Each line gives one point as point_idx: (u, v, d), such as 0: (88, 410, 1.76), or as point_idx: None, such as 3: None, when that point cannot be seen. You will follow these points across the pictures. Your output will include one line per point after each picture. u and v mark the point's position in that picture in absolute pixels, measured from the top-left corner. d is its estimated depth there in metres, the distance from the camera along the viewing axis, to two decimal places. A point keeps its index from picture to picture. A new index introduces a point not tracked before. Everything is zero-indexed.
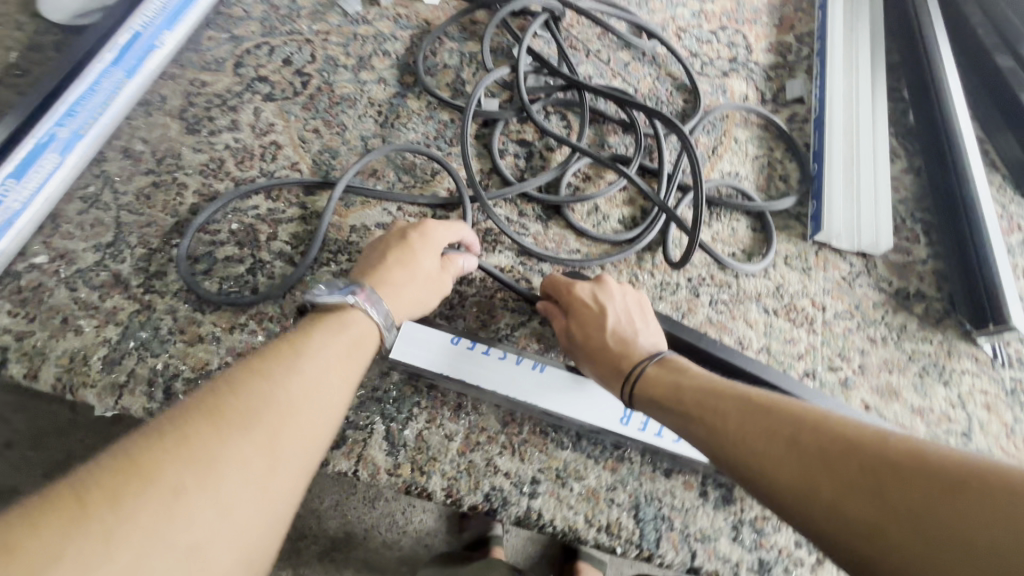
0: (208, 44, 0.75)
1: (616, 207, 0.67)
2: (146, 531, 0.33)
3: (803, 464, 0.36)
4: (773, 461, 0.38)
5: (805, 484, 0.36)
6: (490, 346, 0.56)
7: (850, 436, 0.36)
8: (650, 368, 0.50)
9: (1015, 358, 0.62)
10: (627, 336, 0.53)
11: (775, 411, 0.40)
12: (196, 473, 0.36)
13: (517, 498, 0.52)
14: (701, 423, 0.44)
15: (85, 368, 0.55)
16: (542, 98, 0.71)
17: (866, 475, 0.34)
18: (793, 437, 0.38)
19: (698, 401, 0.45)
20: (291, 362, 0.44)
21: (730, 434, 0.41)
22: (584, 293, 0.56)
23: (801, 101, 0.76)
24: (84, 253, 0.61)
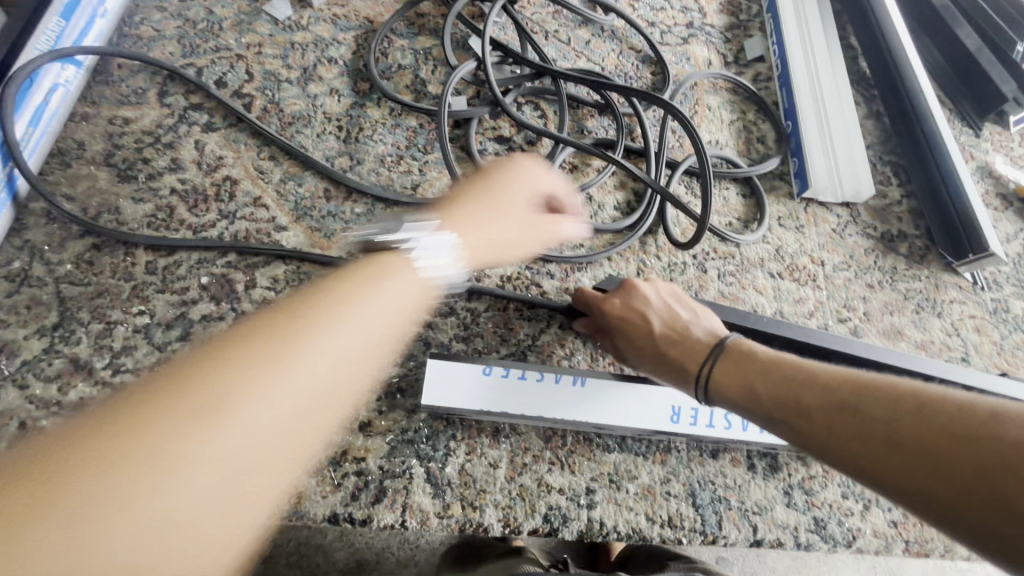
0: (119, 74, 0.65)
1: (610, 193, 0.66)
2: (195, 423, 0.41)
3: (908, 465, 0.36)
4: (876, 461, 0.38)
5: (909, 480, 0.36)
6: (524, 370, 0.53)
7: (954, 425, 0.35)
8: (718, 365, 0.48)
9: (992, 280, 0.67)
10: (681, 330, 0.52)
11: (867, 404, 0.40)
12: (206, 410, 0.41)
13: (576, 513, 0.51)
14: (787, 423, 0.43)
15: None
16: (514, 90, 0.67)
17: (979, 473, 0.33)
18: (894, 434, 0.37)
19: (777, 400, 0.44)
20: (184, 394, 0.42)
21: (818, 431, 0.41)
22: (618, 306, 0.54)
23: (761, 60, 0.77)
24: (27, 341, 0.52)
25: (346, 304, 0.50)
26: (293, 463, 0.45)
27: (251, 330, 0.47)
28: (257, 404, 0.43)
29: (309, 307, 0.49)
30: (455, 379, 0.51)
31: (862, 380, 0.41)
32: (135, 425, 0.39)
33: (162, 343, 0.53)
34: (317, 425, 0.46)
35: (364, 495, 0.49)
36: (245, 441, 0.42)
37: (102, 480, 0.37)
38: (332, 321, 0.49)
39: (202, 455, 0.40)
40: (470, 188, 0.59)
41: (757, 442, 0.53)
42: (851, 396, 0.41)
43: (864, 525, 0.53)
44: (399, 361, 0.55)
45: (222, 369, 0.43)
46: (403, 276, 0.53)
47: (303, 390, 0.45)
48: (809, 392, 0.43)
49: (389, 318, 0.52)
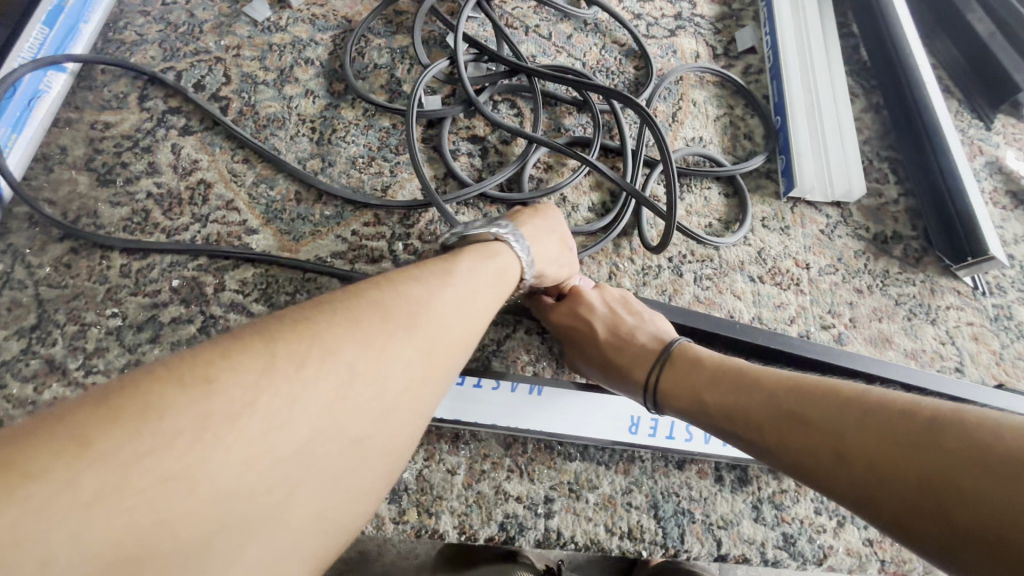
0: (102, 79, 0.66)
1: (584, 194, 0.64)
2: (350, 351, 0.33)
3: (852, 473, 0.39)
4: (825, 470, 0.40)
5: (862, 490, 0.38)
6: (481, 378, 0.52)
7: (895, 433, 0.38)
8: (664, 374, 0.50)
9: (995, 284, 0.63)
10: (625, 334, 0.52)
11: (811, 414, 0.42)
12: (333, 355, 0.32)
13: (533, 522, 0.50)
14: (738, 433, 0.47)
15: None
16: (488, 88, 0.65)
17: (920, 482, 0.35)
18: (838, 446, 0.40)
19: (728, 412, 0.47)
20: (344, 335, 0.33)
21: (770, 442, 0.44)
22: (564, 316, 0.54)
23: (753, 51, 0.74)
24: (7, 342, 0.54)
25: (440, 280, 0.40)
26: (368, 462, 0.33)
27: (374, 284, 0.37)
28: (340, 369, 0.32)
29: (398, 287, 0.37)
30: None
31: (807, 389, 0.44)
32: (196, 380, 0.28)
33: (133, 345, 0.54)
34: (393, 427, 0.34)
35: None
36: (325, 409, 0.31)
37: (176, 415, 0.27)
38: (433, 289, 0.39)
39: (272, 416, 0.29)
40: (525, 214, 0.53)
41: (722, 456, 0.52)
42: (798, 407, 0.43)
43: (836, 542, 0.51)
44: None
45: (305, 334, 0.31)
46: (480, 268, 0.44)
47: (385, 377, 0.34)
48: (756, 402, 0.46)
49: (467, 306, 0.40)
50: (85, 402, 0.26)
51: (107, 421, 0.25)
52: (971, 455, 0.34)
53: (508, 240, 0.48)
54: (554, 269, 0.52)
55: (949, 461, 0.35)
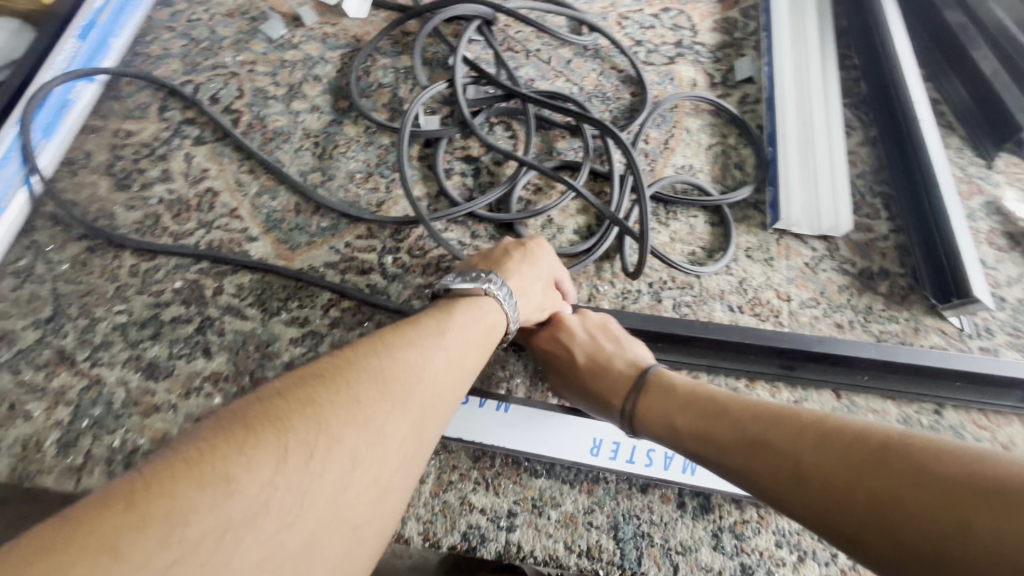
0: (128, 90, 0.71)
1: (571, 217, 0.66)
2: (355, 435, 0.35)
3: (810, 494, 0.41)
4: (788, 491, 0.42)
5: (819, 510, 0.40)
6: None
7: (852, 455, 0.40)
8: (640, 399, 0.53)
9: (983, 326, 0.62)
10: (602, 358, 0.56)
11: (773, 436, 0.45)
12: (336, 440, 0.34)
13: (495, 534, 0.52)
14: (704, 455, 0.48)
15: (40, 454, 0.54)
16: (484, 110, 0.68)
17: (875, 505, 0.37)
18: (797, 466, 0.42)
19: (698, 434, 0.49)
20: (349, 419, 0.35)
21: (735, 464, 0.46)
22: (547, 342, 0.58)
23: (751, 81, 0.74)
24: (24, 332, 0.58)
25: (432, 345, 0.42)
26: (372, 537, 0.35)
27: (371, 355, 0.39)
28: (345, 456, 0.34)
29: (396, 358, 0.40)
30: None
31: (773, 416, 0.46)
32: (217, 480, 0.29)
33: (135, 341, 0.58)
34: (391, 503, 0.36)
35: None
36: (331, 495, 0.33)
37: (198, 519, 0.28)
38: (424, 356, 0.41)
39: (285, 511, 0.31)
40: (511, 259, 0.55)
41: (681, 483, 0.53)
42: (762, 428, 0.45)
43: None
44: None
45: (317, 422, 0.33)
46: (467, 327, 0.47)
47: (384, 455, 0.36)
48: (723, 426, 0.48)
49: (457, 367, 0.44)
50: (107, 502, 0.27)
51: (133, 529, 0.26)
52: (918, 475, 0.36)
53: (495, 296, 0.51)
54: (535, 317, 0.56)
55: (897, 480, 0.37)
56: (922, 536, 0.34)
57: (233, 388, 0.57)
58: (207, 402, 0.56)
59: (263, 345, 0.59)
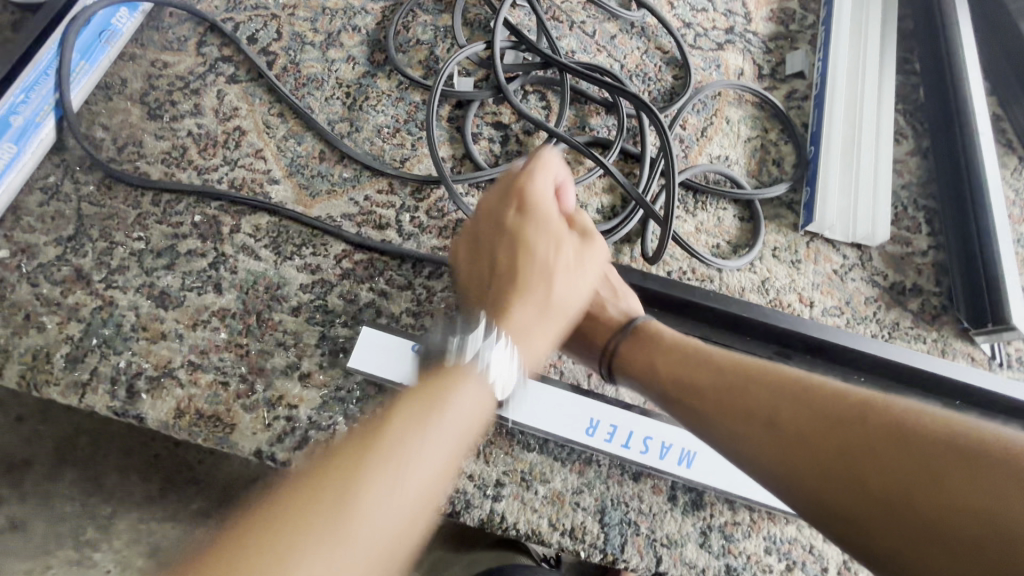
0: (169, 21, 0.71)
1: (595, 195, 0.64)
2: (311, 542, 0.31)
3: (786, 444, 0.41)
4: (760, 441, 0.43)
5: (790, 465, 0.41)
6: None
7: (832, 409, 0.41)
8: (623, 343, 0.53)
9: (1015, 358, 0.59)
10: (596, 307, 0.55)
11: (753, 387, 0.45)
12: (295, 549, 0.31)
13: (480, 501, 0.52)
14: (679, 402, 0.48)
15: (49, 366, 0.55)
16: (519, 78, 0.66)
17: (849, 466, 0.38)
18: (772, 417, 0.43)
19: (673, 378, 0.49)
20: (305, 531, 0.32)
21: (709, 412, 0.46)
22: None
23: (801, 75, 0.71)
24: (45, 247, 0.60)
25: (411, 432, 0.37)
26: None
27: (348, 454, 0.35)
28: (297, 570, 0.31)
29: (398, 416, 0.37)
30: (386, 352, 0.55)
31: (754, 371, 0.46)
32: None
33: (150, 269, 0.59)
34: None
35: (289, 438, 0.53)
36: None
37: None
38: (400, 447, 0.36)
39: None
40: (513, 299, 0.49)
41: (675, 475, 0.51)
42: (743, 378, 0.46)
43: None
44: (349, 324, 0.57)
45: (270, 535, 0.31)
46: (458, 396, 0.40)
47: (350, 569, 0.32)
48: (706, 376, 0.48)
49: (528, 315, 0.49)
50: None
51: None
52: (897, 437, 0.38)
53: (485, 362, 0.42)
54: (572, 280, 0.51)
55: (874, 444, 0.38)
56: (890, 504, 0.36)
57: (239, 325, 0.57)
58: (213, 336, 0.57)
59: (273, 287, 0.59)
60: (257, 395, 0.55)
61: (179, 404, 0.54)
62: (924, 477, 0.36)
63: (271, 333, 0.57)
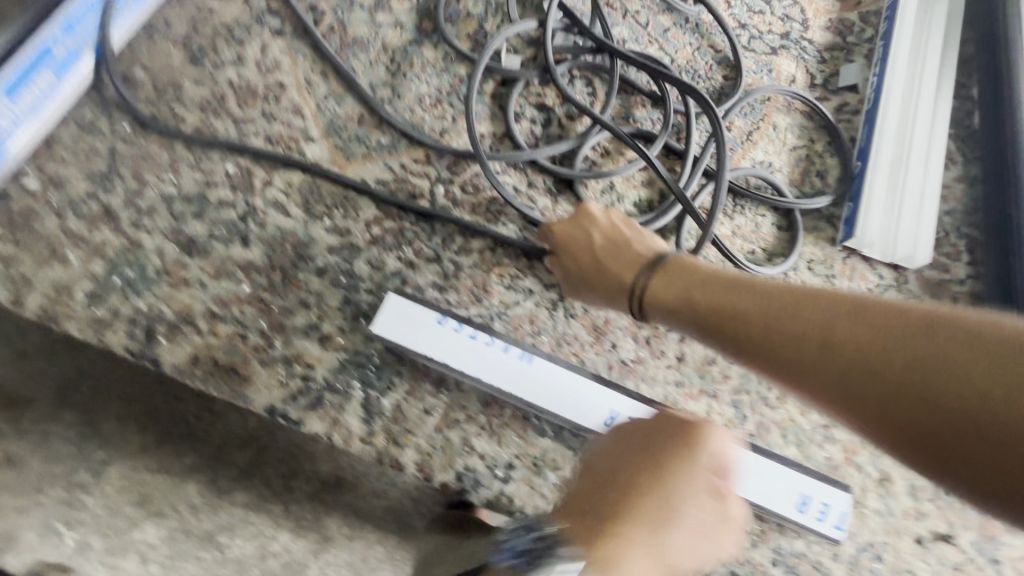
0: None
1: (633, 188, 0.63)
2: None
3: (838, 367, 0.38)
4: (812, 365, 0.39)
5: (843, 384, 0.38)
6: (478, 331, 0.53)
7: (889, 324, 0.37)
8: (653, 279, 0.51)
9: None
10: (619, 240, 0.55)
11: (799, 308, 0.41)
12: None
13: (489, 481, 0.51)
14: (721, 332, 0.45)
15: (70, 300, 0.55)
16: (568, 61, 0.65)
17: (915, 379, 0.35)
18: (824, 336, 0.39)
19: (713, 309, 0.46)
20: None
21: (752, 341, 0.43)
22: (569, 228, 0.56)
23: (854, 89, 0.69)
24: (76, 181, 0.59)
25: None
26: None
27: None
28: None
29: None
30: (410, 323, 0.53)
31: (804, 294, 0.42)
32: None
33: (179, 214, 0.58)
34: None
35: (302, 398, 0.53)
36: None
37: None
38: None
39: None
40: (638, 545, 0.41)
41: None
42: (785, 300, 0.42)
43: None
44: (373, 291, 0.57)
45: None
46: None
47: None
48: (750, 302, 0.44)
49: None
50: None
51: None
52: (965, 349, 0.34)
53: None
54: (700, 547, 0.44)
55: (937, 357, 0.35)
56: (963, 424, 0.33)
57: (263, 281, 0.56)
58: (236, 288, 0.56)
59: (300, 246, 0.58)
60: (275, 351, 0.54)
61: (197, 352, 0.54)
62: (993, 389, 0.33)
63: (294, 291, 0.56)
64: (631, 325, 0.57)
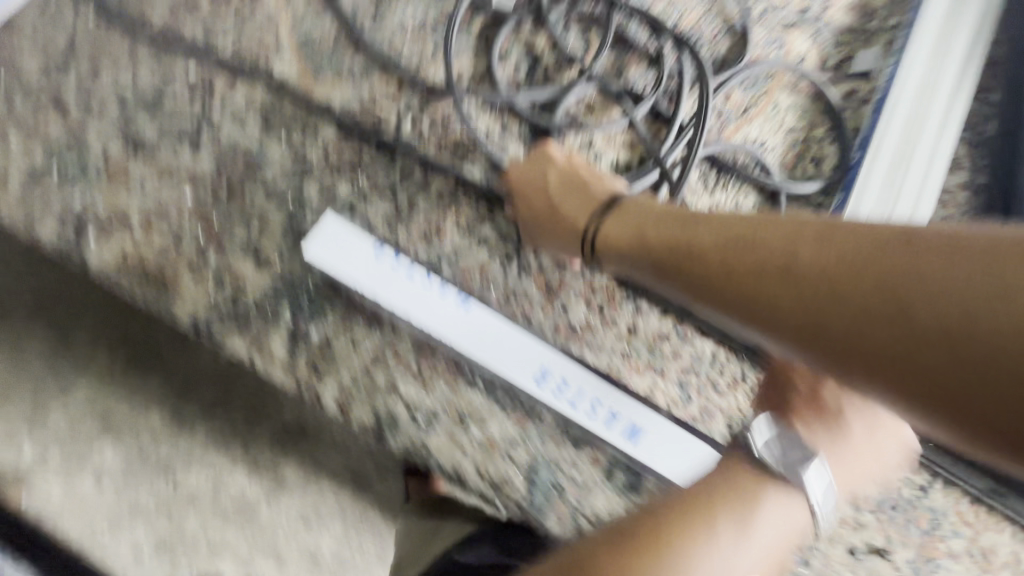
0: None
1: (613, 148, 0.59)
2: None
3: (804, 298, 0.31)
4: (768, 298, 0.33)
5: (814, 318, 0.31)
6: (415, 269, 0.51)
7: (861, 242, 0.30)
8: (606, 220, 0.47)
9: None
10: (574, 178, 0.51)
11: (758, 235, 0.35)
12: None
13: (409, 427, 0.49)
14: (673, 267, 0.39)
15: (6, 184, 0.52)
16: (564, 6, 0.61)
17: (896, 301, 0.28)
18: (785, 264, 0.32)
19: (664, 244, 0.40)
20: None
21: (706, 275, 0.36)
22: (526, 171, 0.53)
23: (868, 77, 0.64)
24: (30, 65, 0.56)
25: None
26: None
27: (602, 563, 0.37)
28: None
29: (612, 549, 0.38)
30: (346, 253, 0.51)
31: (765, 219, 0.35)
32: None
33: (131, 113, 0.56)
34: None
35: (229, 316, 0.50)
36: None
37: None
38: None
39: None
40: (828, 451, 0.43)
41: (620, 450, 0.48)
42: (743, 228, 0.36)
43: None
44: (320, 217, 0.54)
45: None
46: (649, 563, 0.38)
47: None
48: (706, 233, 0.38)
49: (761, 564, 0.39)
50: None
51: None
52: (946, 255, 0.27)
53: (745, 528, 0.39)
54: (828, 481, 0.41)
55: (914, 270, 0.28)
56: (944, 348, 0.26)
57: (207, 191, 0.54)
58: (178, 195, 0.53)
59: (252, 162, 0.55)
60: (206, 264, 0.51)
61: (126, 254, 0.51)
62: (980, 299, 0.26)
63: (238, 206, 0.53)
64: (586, 290, 0.53)
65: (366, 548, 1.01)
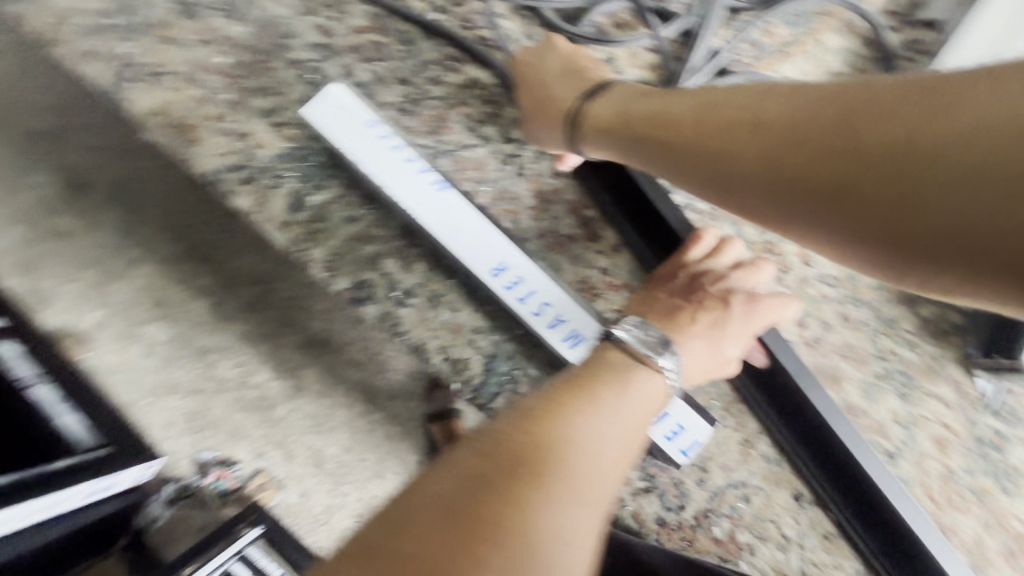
0: None
1: (637, 67, 0.57)
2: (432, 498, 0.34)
3: (768, 150, 0.36)
4: (738, 155, 0.38)
5: (777, 167, 0.36)
6: (402, 146, 0.51)
7: (811, 100, 0.36)
8: (594, 102, 0.50)
9: (1011, 410, 0.51)
10: (574, 68, 0.53)
11: (729, 107, 0.40)
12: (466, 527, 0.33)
13: (384, 299, 0.51)
14: (658, 138, 0.44)
15: (68, 27, 0.57)
16: None
17: (844, 140, 0.33)
18: (752, 125, 0.38)
19: (650, 118, 0.45)
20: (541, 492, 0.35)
21: (686, 143, 0.42)
22: (533, 61, 0.54)
23: (932, 27, 0.59)
24: None
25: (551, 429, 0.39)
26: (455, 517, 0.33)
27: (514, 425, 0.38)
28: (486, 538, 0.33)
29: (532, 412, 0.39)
30: (339, 116, 0.52)
31: (733, 94, 0.41)
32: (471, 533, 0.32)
33: None
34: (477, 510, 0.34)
35: (240, 171, 0.53)
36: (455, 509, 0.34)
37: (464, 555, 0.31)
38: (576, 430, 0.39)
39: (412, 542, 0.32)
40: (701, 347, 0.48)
41: (556, 351, 0.49)
42: (717, 102, 0.41)
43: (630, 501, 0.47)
44: None
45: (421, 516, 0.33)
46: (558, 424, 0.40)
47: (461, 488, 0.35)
48: (684, 107, 0.43)
49: (621, 440, 0.40)
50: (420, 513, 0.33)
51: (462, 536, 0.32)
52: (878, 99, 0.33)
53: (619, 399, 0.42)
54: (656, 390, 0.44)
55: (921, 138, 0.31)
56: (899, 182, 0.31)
57: (241, 57, 0.57)
58: (215, 57, 0.57)
59: (286, 35, 0.58)
60: (229, 123, 0.55)
61: (161, 104, 0.55)
62: (983, 156, 0.29)
63: (266, 75, 0.57)
64: (578, 202, 0.55)
65: (368, 462, 1.04)
